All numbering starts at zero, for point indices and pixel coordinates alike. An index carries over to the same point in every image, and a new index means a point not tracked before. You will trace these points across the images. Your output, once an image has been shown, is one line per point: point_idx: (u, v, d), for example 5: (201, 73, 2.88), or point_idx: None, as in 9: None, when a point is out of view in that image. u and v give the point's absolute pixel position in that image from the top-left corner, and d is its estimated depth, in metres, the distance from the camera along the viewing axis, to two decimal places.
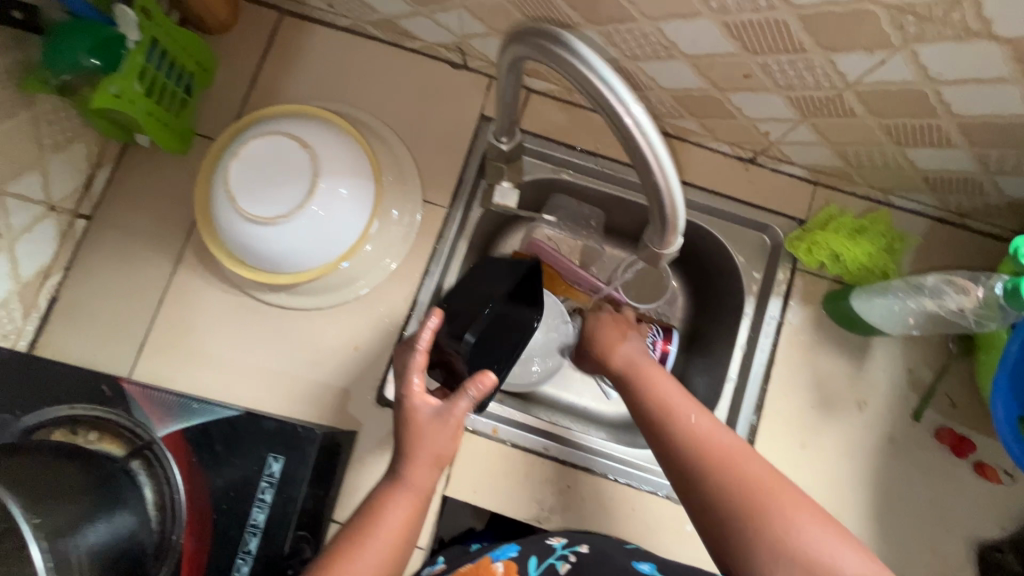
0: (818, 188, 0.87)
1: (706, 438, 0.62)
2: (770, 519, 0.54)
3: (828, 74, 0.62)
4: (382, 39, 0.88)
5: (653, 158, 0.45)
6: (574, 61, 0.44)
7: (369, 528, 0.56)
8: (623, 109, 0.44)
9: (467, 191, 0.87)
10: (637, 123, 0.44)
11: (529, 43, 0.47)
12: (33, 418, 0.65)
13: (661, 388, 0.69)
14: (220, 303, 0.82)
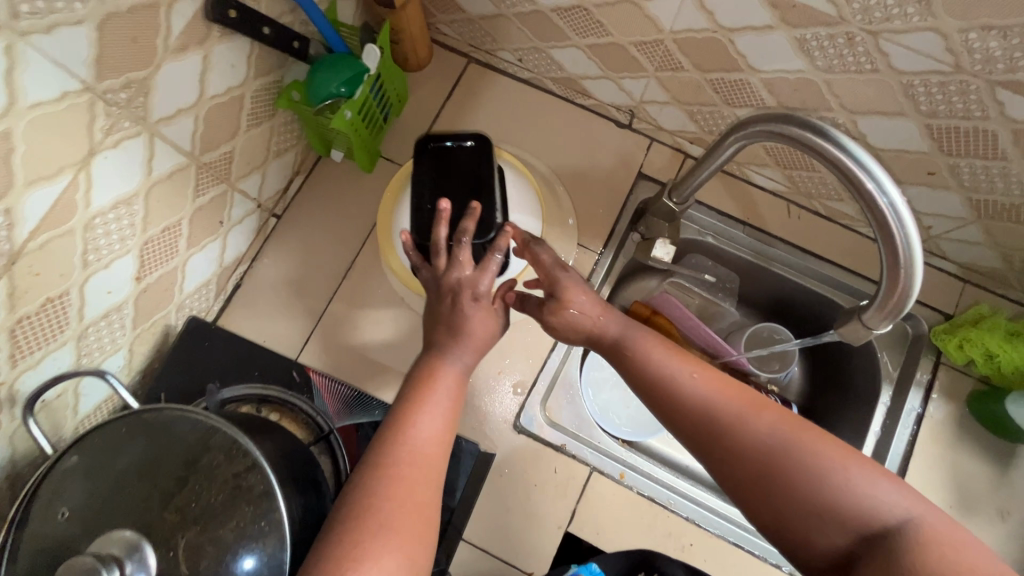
0: (968, 286, 0.87)
1: (710, 404, 0.55)
2: (787, 474, 0.49)
3: (1022, 182, 0.65)
4: (557, 93, 0.97)
5: (902, 240, 0.47)
6: (831, 147, 0.48)
7: (427, 396, 0.58)
8: (879, 192, 0.47)
9: (618, 241, 0.92)
10: (893, 205, 0.47)
11: (780, 123, 0.51)
12: (230, 391, 0.71)
13: (650, 356, 0.62)
14: (380, 311, 0.88)
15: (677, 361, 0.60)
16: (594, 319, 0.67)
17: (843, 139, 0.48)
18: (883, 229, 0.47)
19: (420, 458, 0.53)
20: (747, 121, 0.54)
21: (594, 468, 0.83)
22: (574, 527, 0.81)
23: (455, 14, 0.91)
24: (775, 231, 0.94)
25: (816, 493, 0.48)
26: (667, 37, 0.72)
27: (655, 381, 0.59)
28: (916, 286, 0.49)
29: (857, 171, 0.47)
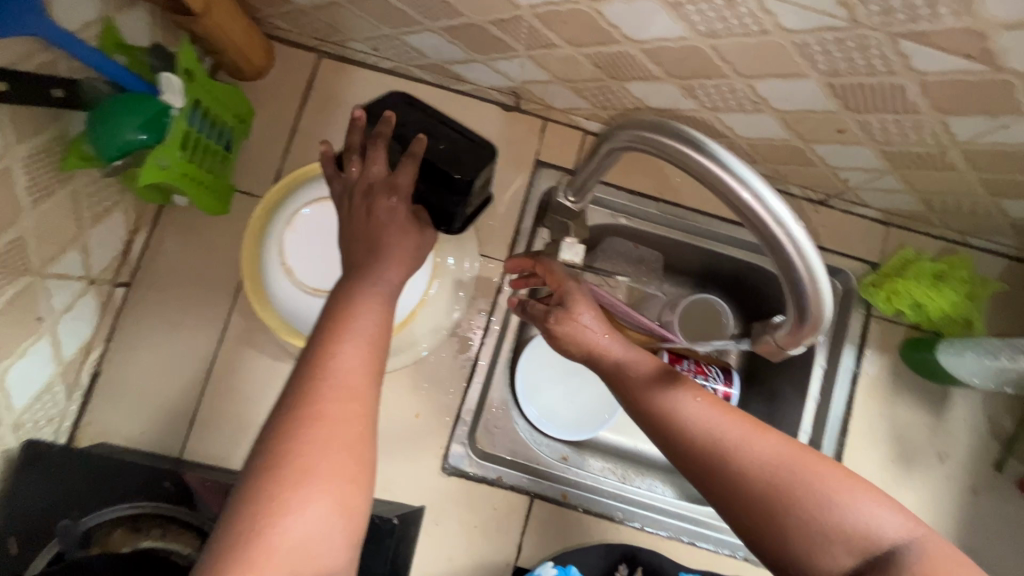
0: (891, 229, 0.83)
1: (712, 430, 0.52)
2: (800, 499, 0.47)
3: (935, 133, 0.58)
4: (428, 81, 0.83)
5: (792, 252, 0.41)
6: (694, 155, 0.42)
7: (343, 327, 0.50)
8: (758, 203, 0.40)
9: (524, 246, 0.83)
10: (774, 215, 0.40)
11: (653, 134, 0.44)
12: (92, 520, 0.61)
13: (651, 376, 0.57)
14: (272, 372, 0.78)
15: (669, 378, 0.57)
16: (599, 334, 0.60)
17: (721, 152, 0.42)
18: (767, 241, 0.41)
19: (349, 394, 0.46)
20: (623, 125, 0.47)
21: (535, 494, 0.78)
22: (523, 561, 0.76)
23: (284, 6, 0.75)
24: (690, 202, 0.87)
25: (806, 515, 0.47)
26: (527, 12, 0.60)
27: (647, 402, 0.56)
28: (830, 309, 0.43)
29: (739, 190, 0.41)
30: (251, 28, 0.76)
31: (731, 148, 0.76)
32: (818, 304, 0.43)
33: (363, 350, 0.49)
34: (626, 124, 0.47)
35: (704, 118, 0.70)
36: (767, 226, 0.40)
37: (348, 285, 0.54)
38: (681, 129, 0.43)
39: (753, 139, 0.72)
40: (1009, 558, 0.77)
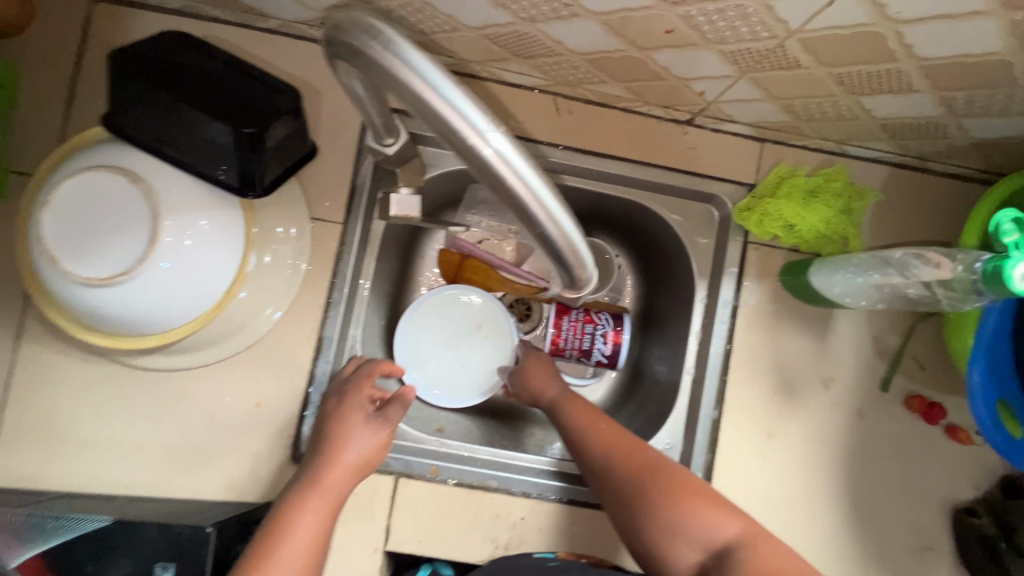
0: (767, 145, 0.76)
1: (704, 531, 0.54)
2: None
3: (765, 22, 0.49)
4: (223, 19, 0.70)
5: (528, 196, 0.34)
6: (402, 74, 0.32)
7: (277, 547, 0.52)
8: (478, 139, 0.33)
9: (363, 204, 0.73)
10: (498, 153, 0.33)
11: (377, 59, 0.33)
12: None
13: (647, 471, 0.60)
14: (85, 376, 0.69)
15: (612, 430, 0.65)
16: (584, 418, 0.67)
17: (455, 92, 0.32)
18: (495, 186, 0.34)
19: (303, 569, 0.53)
20: (343, 33, 0.34)
21: (401, 473, 0.72)
22: (393, 545, 0.71)
23: None
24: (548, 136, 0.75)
25: None
26: None
27: (602, 461, 0.63)
28: (592, 270, 0.40)
29: (479, 145, 0.32)
30: None
31: (573, 68, 0.66)
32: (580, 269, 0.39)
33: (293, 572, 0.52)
34: (346, 35, 0.34)
35: (527, 32, 0.60)
36: (506, 186, 0.33)
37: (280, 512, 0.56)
38: (407, 53, 0.33)
39: (588, 53, 0.62)
40: (898, 477, 0.75)
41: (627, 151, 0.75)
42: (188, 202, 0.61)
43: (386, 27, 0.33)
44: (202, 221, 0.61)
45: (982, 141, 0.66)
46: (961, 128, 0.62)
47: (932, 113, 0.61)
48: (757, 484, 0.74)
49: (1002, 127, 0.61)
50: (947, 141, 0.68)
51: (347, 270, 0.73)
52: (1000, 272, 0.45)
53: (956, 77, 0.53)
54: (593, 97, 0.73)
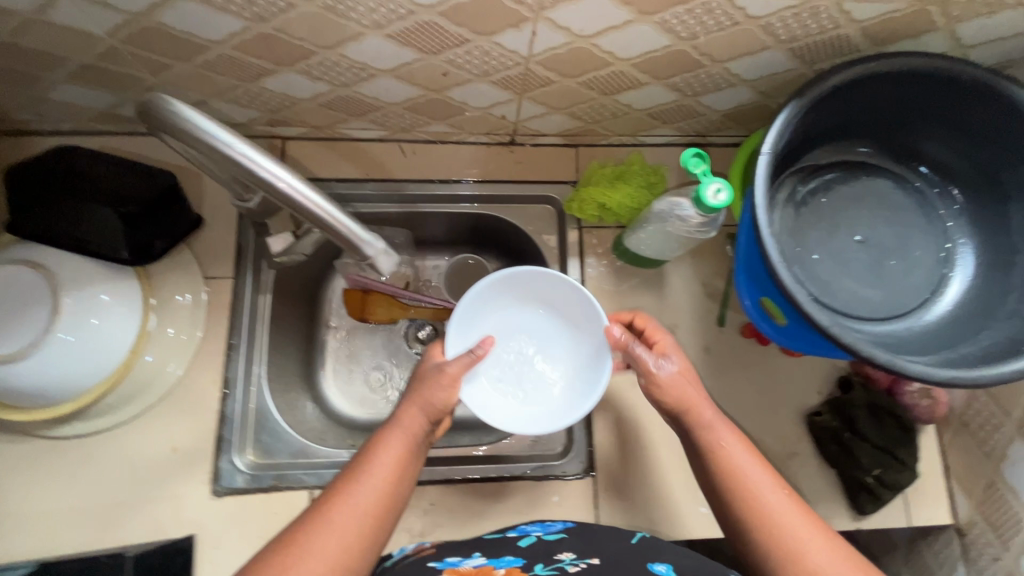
0: (580, 149, 0.93)
1: (779, 527, 0.59)
2: None
3: (503, 54, 0.66)
4: (111, 131, 0.84)
5: (321, 210, 0.50)
6: (200, 136, 0.45)
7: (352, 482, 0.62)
8: (274, 177, 0.47)
9: (249, 259, 0.85)
10: (292, 185, 0.48)
11: (178, 126, 0.45)
12: None
13: (742, 467, 0.63)
14: (11, 455, 0.75)
15: (751, 456, 0.64)
16: (684, 387, 0.67)
17: (244, 144, 0.46)
18: (298, 208, 0.49)
19: (370, 504, 0.61)
20: (149, 112, 0.46)
21: (315, 486, 0.79)
22: None
23: None
24: (400, 173, 0.90)
25: None
26: (112, 40, 0.64)
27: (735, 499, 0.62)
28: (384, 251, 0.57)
29: (275, 181, 0.47)
30: None
31: (399, 116, 0.83)
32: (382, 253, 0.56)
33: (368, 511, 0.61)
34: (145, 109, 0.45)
35: (349, 95, 0.76)
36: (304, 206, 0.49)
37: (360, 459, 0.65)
38: (191, 115, 0.45)
39: (403, 102, 0.79)
40: (753, 397, 0.87)
41: (467, 173, 0.91)
42: (90, 281, 0.72)
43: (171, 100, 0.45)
44: (104, 295, 0.73)
45: (727, 111, 0.84)
46: (701, 104, 0.80)
47: (673, 98, 0.79)
48: (633, 428, 0.84)
49: (728, 98, 0.80)
50: (706, 117, 0.86)
51: (246, 313, 0.84)
52: (701, 195, 0.60)
53: (662, 68, 0.70)
54: (429, 136, 0.89)
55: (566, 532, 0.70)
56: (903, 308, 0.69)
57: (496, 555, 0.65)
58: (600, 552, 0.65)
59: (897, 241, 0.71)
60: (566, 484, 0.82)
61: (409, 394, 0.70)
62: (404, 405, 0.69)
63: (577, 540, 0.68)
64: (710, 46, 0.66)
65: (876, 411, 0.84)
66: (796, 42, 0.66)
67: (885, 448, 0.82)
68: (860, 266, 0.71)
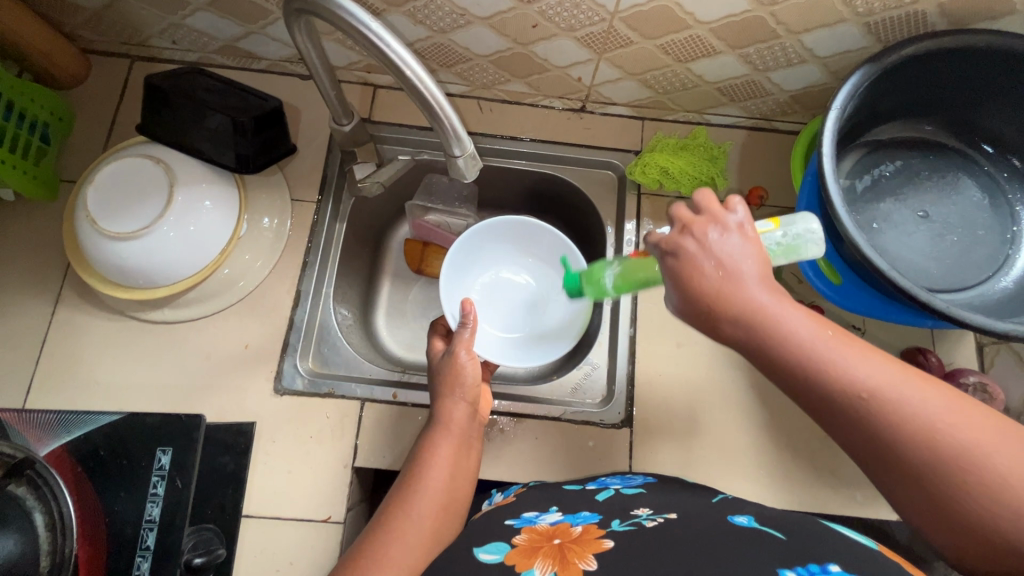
0: (647, 122, 0.97)
1: (844, 381, 0.46)
2: (934, 455, 0.43)
3: (591, 8, 0.73)
4: (229, 64, 0.95)
5: (433, 100, 0.53)
6: (346, 17, 0.51)
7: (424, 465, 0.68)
8: (403, 64, 0.52)
9: (333, 187, 0.94)
10: (417, 75, 0.52)
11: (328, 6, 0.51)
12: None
13: (778, 328, 0.48)
14: (107, 330, 0.84)
15: (856, 351, 0.47)
16: (715, 260, 0.51)
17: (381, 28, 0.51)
18: (416, 95, 0.53)
19: (447, 479, 0.68)
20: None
21: (365, 398, 0.84)
22: (360, 460, 0.81)
23: (80, 14, 0.86)
24: (475, 127, 0.97)
25: (880, 437, 0.45)
26: None
27: (831, 399, 0.46)
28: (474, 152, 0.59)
29: (404, 67, 0.52)
30: (60, 39, 0.87)
31: (483, 70, 0.90)
32: (470, 156, 0.59)
33: (438, 483, 0.67)
34: None
35: (443, 43, 0.84)
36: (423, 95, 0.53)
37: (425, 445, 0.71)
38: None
39: (489, 55, 0.86)
40: None
41: (537, 134, 0.97)
42: (200, 184, 0.81)
43: None
44: (207, 201, 0.81)
45: (795, 93, 0.87)
46: (771, 81, 0.84)
47: (744, 71, 0.83)
48: (673, 387, 0.86)
49: (798, 77, 0.83)
50: (773, 97, 0.89)
51: (321, 233, 0.92)
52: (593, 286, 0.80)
53: (738, 35, 0.75)
54: (506, 96, 0.96)
55: (646, 488, 0.70)
56: (963, 282, 0.69)
57: (571, 513, 0.66)
58: (679, 507, 0.64)
59: (959, 218, 0.72)
60: (603, 431, 0.84)
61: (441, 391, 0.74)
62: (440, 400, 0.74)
63: (654, 497, 0.68)
64: (787, 14, 0.71)
65: None
66: (872, 16, 0.70)
67: None
68: (921, 236, 0.71)
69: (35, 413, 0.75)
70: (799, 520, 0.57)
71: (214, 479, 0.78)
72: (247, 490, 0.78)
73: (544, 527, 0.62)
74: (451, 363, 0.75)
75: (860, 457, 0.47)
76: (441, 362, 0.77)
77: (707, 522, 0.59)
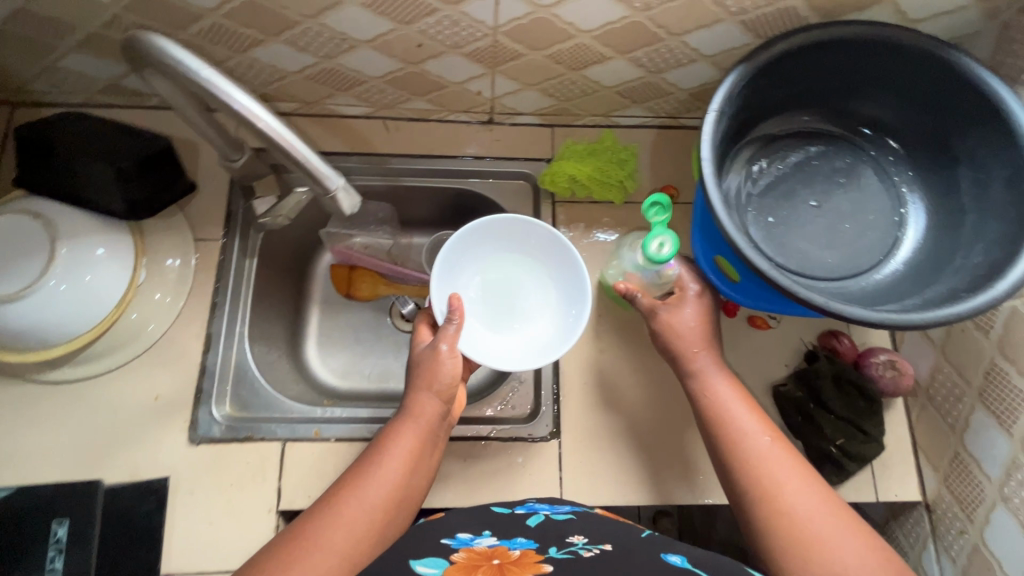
0: (556, 129, 0.97)
1: (748, 446, 0.65)
2: (789, 520, 0.58)
3: (471, 24, 0.71)
4: (117, 103, 0.91)
5: (292, 146, 0.53)
6: (183, 72, 0.49)
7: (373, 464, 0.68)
8: (253, 116, 0.50)
9: (239, 224, 0.90)
10: (270, 125, 0.51)
11: (162, 59, 0.50)
12: None
13: (710, 387, 0.71)
14: (3, 396, 0.80)
15: (753, 423, 0.67)
16: (692, 325, 0.74)
17: (219, 79, 0.50)
18: (273, 143, 0.52)
19: (395, 482, 0.67)
20: (134, 39, 0.50)
21: (287, 438, 0.82)
22: (286, 503, 0.79)
23: None
24: (383, 149, 0.95)
25: (759, 493, 0.61)
26: (116, 8, 0.70)
27: (737, 456, 0.65)
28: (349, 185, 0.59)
29: (254, 119, 0.50)
30: None
31: (382, 90, 0.88)
32: (345, 192, 0.59)
33: (388, 484, 0.66)
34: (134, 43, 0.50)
35: (333, 68, 0.82)
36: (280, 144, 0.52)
37: (383, 441, 0.70)
38: (172, 50, 0.49)
39: (383, 76, 0.84)
40: None
41: (447, 149, 0.96)
42: (86, 234, 0.78)
43: (154, 40, 0.49)
44: (99, 249, 0.78)
45: (693, 91, 0.87)
46: (666, 81, 0.84)
47: (638, 74, 0.83)
48: (599, 394, 0.86)
49: (692, 76, 0.84)
50: (674, 97, 0.89)
51: (230, 271, 0.89)
52: (645, 247, 0.70)
53: (623, 41, 0.75)
54: (412, 114, 0.95)
55: (574, 515, 0.71)
56: (857, 267, 0.71)
57: (509, 537, 0.65)
58: (613, 540, 0.64)
59: (851, 206, 0.73)
60: (531, 446, 0.83)
61: (416, 383, 0.75)
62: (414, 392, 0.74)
63: (589, 527, 0.68)
64: (665, 17, 0.71)
65: (842, 384, 0.84)
66: (747, 15, 0.70)
67: (852, 420, 0.82)
68: (815, 228, 0.73)
69: None
70: (724, 565, 0.57)
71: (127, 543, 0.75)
72: (166, 548, 0.75)
73: (482, 548, 0.62)
74: (431, 357, 0.74)
75: (737, 513, 0.63)
76: (421, 354, 0.76)
77: (638, 560, 0.58)
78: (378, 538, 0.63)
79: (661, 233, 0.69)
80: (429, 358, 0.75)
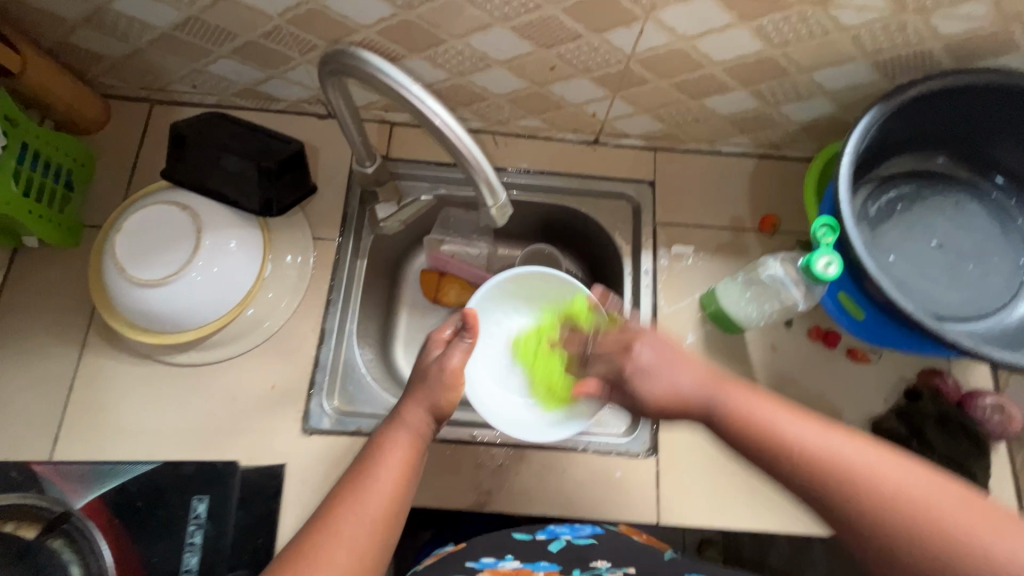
0: (659, 152, 0.99)
1: (821, 453, 0.51)
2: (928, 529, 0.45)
3: (609, 51, 0.75)
4: (246, 106, 0.96)
5: (459, 143, 0.55)
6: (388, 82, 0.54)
7: (366, 474, 0.59)
8: (432, 115, 0.54)
9: (353, 225, 0.95)
10: (446, 124, 0.54)
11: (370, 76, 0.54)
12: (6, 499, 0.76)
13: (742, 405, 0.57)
14: (132, 375, 0.84)
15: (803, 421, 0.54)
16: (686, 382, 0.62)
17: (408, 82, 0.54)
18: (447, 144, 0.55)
19: (395, 492, 0.59)
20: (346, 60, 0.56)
21: None
22: None
23: (103, 62, 0.88)
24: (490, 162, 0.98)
25: (864, 507, 0.48)
26: (280, 21, 0.76)
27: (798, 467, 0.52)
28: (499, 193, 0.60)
29: (433, 117, 0.54)
30: (82, 88, 0.89)
31: (500, 108, 0.92)
32: (500, 206, 0.61)
33: (383, 498, 0.57)
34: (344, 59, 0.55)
35: (462, 85, 0.86)
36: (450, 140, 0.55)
37: (374, 448, 0.62)
38: (371, 59, 0.54)
39: (507, 94, 0.88)
40: (817, 399, 0.87)
41: (551, 165, 0.99)
42: (224, 227, 0.82)
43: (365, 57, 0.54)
44: (232, 242, 0.82)
45: (805, 124, 0.89)
46: (782, 113, 0.86)
47: (756, 105, 0.85)
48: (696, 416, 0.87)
49: (809, 110, 0.85)
50: (783, 128, 0.91)
51: (342, 271, 0.93)
52: (810, 260, 0.64)
53: (751, 74, 0.77)
54: (521, 131, 0.98)
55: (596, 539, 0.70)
56: (980, 309, 0.72)
57: (531, 559, 0.66)
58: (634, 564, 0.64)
59: (972, 247, 0.74)
60: (630, 462, 0.84)
61: (412, 395, 0.67)
62: (405, 403, 0.66)
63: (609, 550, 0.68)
64: (799, 54, 0.73)
65: (945, 424, 0.83)
66: (881, 55, 0.72)
67: (955, 460, 0.81)
68: (936, 267, 0.73)
69: (70, 466, 0.78)
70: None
71: (243, 523, 0.78)
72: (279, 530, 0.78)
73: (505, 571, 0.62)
74: (437, 371, 0.67)
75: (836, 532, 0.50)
76: (427, 367, 0.68)
77: None
78: (382, 559, 0.56)
79: (828, 252, 0.63)
80: (432, 367, 0.68)
